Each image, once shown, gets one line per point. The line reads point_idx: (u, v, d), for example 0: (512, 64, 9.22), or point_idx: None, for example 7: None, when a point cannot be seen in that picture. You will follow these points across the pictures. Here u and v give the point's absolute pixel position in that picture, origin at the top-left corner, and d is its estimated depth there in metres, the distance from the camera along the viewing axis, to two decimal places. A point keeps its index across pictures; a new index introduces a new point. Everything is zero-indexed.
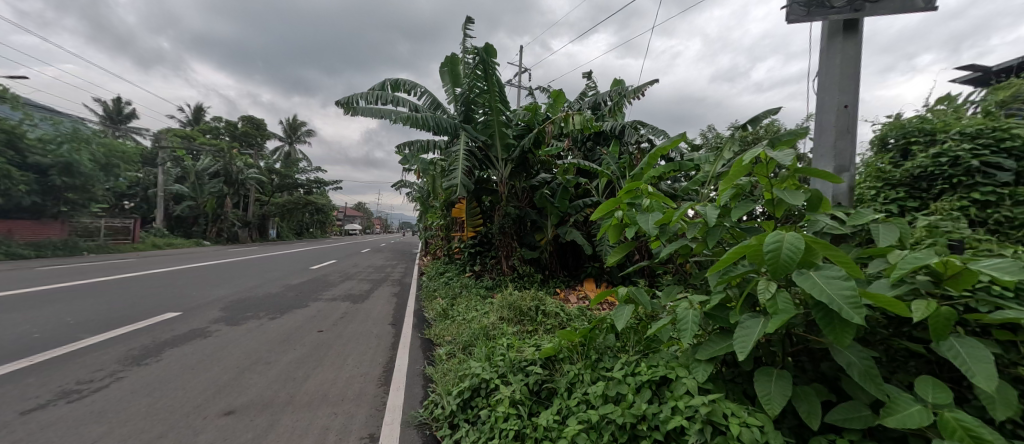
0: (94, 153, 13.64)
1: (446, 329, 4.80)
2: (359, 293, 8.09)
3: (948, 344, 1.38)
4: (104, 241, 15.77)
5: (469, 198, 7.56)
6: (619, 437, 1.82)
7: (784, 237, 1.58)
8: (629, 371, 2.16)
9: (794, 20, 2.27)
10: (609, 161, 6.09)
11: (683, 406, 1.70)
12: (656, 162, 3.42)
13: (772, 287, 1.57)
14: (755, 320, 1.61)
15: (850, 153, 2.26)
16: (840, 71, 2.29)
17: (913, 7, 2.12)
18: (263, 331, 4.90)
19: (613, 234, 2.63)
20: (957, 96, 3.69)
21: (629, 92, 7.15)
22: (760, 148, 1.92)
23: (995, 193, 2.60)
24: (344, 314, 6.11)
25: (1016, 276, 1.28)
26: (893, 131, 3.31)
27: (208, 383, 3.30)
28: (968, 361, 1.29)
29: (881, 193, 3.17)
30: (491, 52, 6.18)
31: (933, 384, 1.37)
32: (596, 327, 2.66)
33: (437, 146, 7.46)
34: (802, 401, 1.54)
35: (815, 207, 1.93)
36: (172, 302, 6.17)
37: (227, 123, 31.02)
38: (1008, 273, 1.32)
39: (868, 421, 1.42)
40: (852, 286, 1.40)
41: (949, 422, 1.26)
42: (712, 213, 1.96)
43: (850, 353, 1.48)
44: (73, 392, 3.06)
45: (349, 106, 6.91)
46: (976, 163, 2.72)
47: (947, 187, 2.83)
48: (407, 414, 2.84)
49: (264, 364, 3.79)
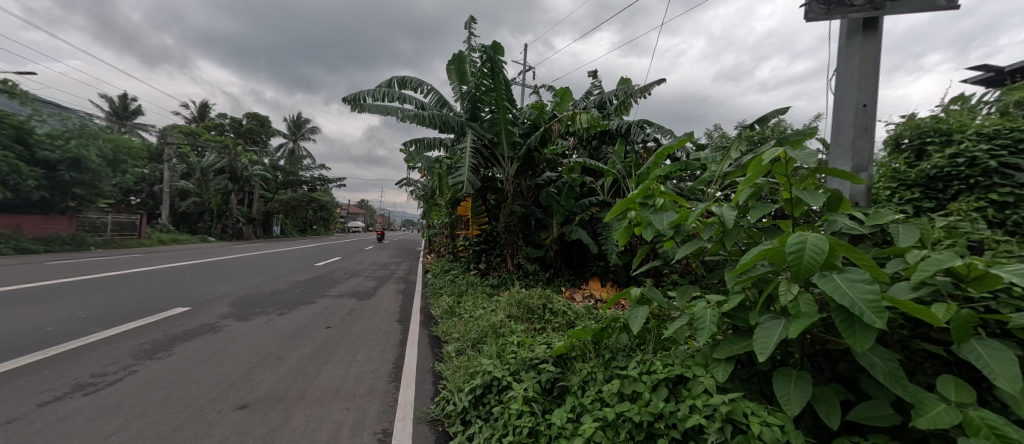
0: (102, 149, 13.87)
1: (453, 327, 4.82)
2: (365, 290, 8.13)
3: (970, 347, 1.36)
4: (110, 236, 15.91)
5: (475, 196, 7.76)
6: (637, 435, 1.82)
7: (807, 238, 1.58)
8: (644, 370, 2.15)
9: (813, 18, 2.24)
10: (615, 160, 6.05)
11: (701, 405, 1.70)
12: (663, 161, 3.40)
13: (794, 289, 1.57)
14: (776, 322, 1.61)
15: (869, 153, 2.24)
16: (859, 70, 2.27)
17: (933, 7, 2.10)
18: (271, 326, 4.95)
19: (624, 234, 2.62)
20: (974, 96, 3.63)
21: (637, 91, 7.09)
22: (778, 148, 1.90)
23: (1013, 194, 2.52)
24: (351, 311, 6.14)
25: None
26: (909, 130, 3.28)
27: (220, 377, 3.34)
28: (993, 363, 1.28)
29: (896, 193, 3.11)
30: (499, 50, 6.23)
31: (955, 383, 1.36)
32: (608, 327, 2.66)
33: (442, 143, 7.49)
34: (823, 402, 1.53)
35: (834, 207, 1.91)
36: (180, 298, 6.21)
37: (231, 120, 31.15)
38: None
39: (890, 419, 1.41)
40: (875, 291, 1.39)
41: (973, 421, 1.26)
42: (729, 213, 1.96)
43: (873, 355, 1.47)
44: (88, 385, 3.10)
45: (355, 103, 6.93)
46: (994, 164, 2.66)
47: (964, 188, 2.77)
48: (419, 411, 2.87)
49: (276, 359, 3.84)
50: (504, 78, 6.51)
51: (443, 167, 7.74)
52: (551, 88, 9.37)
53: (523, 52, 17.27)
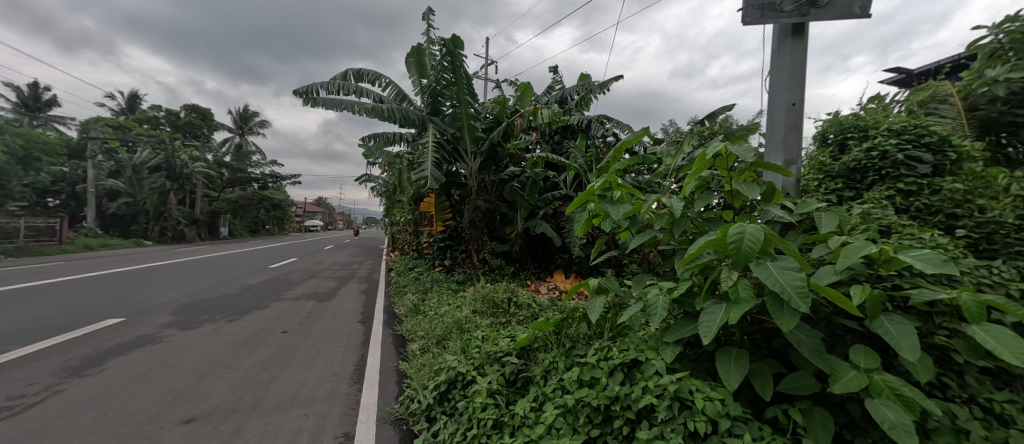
0: (10, 145, 12.42)
1: (418, 325, 4.76)
2: (324, 291, 7.84)
3: (880, 322, 1.53)
4: (24, 243, 14.30)
5: (439, 191, 7.65)
6: (594, 418, 1.91)
7: (746, 228, 1.70)
8: (602, 356, 2.24)
9: (750, 22, 2.40)
10: (577, 154, 6.19)
11: (653, 385, 1.80)
12: (622, 155, 3.52)
13: (733, 275, 1.70)
14: (719, 307, 1.74)
15: (798, 148, 2.44)
16: (789, 71, 2.46)
17: (852, 15, 2.31)
18: (221, 334, 4.68)
19: (584, 225, 2.68)
20: (888, 96, 4.02)
21: (596, 86, 7.26)
22: (721, 143, 2.03)
23: (916, 183, 2.81)
24: (309, 314, 5.90)
25: (935, 263, 1.47)
26: (833, 127, 3.59)
27: (162, 391, 3.12)
28: (897, 336, 1.45)
29: (823, 184, 3.38)
30: (458, 44, 6.14)
31: (865, 352, 1.53)
32: (569, 317, 2.74)
33: (403, 138, 7.33)
34: (758, 376, 1.67)
35: (768, 198, 2.07)
36: (112, 308, 5.71)
37: (167, 112, 28.71)
38: (929, 262, 1.49)
39: (812, 388, 1.58)
40: (802, 277, 1.54)
41: (878, 383, 1.43)
42: (678, 205, 2.08)
43: (799, 332, 1.62)
44: (4, 409, 2.81)
45: (308, 96, 6.62)
46: (901, 156, 2.96)
47: (878, 178, 3.06)
48: (383, 411, 2.84)
49: (226, 368, 3.63)
50: (465, 72, 6.44)
51: (404, 163, 7.57)
52: (513, 83, 9.41)
53: (485, 46, 17.17)
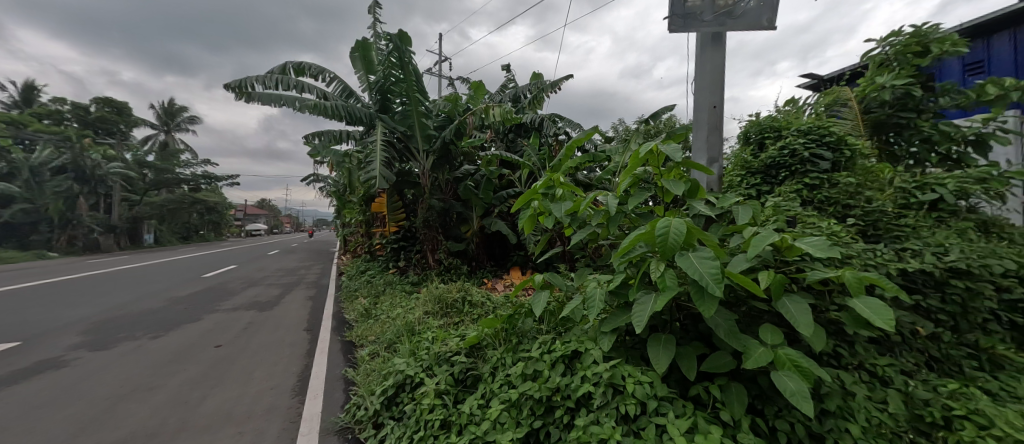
0: None
1: (368, 329, 4.61)
2: (267, 299, 7.37)
3: (782, 302, 1.70)
4: None
5: (390, 191, 7.44)
6: (537, 410, 1.96)
7: (671, 223, 1.82)
8: (545, 350, 2.30)
9: (675, 30, 2.55)
10: (530, 152, 6.23)
11: (590, 374, 1.88)
12: (574, 153, 3.61)
13: (661, 266, 1.82)
14: (649, 296, 1.85)
15: (719, 147, 2.65)
16: (711, 76, 2.65)
17: (760, 25, 2.47)
18: (142, 352, 4.26)
19: (530, 223, 2.74)
20: (802, 99, 4.45)
21: (547, 86, 7.39)
22: (652, 142, 2.15)
23: (819, 178, 3.15)
24: (248, 325, 5.52)
25: (823, 248, 1.66)
26: (753, 127, 3.92)
27: (66, 422, 2.79)
28: (795, 314, 1.63)
29: (745, 179, 3.69)
30: (405, 40, 5.99)
31: (771, 330, 1.70)
32: (515, 313, 2.79)
33: (351, 135, 7.04)
34: (684, 359, 1.80)
35: (693, 194, 2.23)
36: (8, 330, 5.02)
37: (74, 106, 25.49)
38: (819, 246, 1.69)
39: (729, 365, 1.73)
40: (717, 265, 1.68)
41: (782, 357, 1.60)
42: (613, 201, 2.18)
43: (718, 316, 1.77)
44: None
45: (241, 90, 6.17)
46: (807, 154, 3.30)
47: (789, 174, 3.39)
48: (327, 421, 2.74)
49: (147, 390, 3.32)
50: (414, 68, 6.29)
51: (353, 162, 7.26)
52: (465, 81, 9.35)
53: (438, 42, 16.83)
